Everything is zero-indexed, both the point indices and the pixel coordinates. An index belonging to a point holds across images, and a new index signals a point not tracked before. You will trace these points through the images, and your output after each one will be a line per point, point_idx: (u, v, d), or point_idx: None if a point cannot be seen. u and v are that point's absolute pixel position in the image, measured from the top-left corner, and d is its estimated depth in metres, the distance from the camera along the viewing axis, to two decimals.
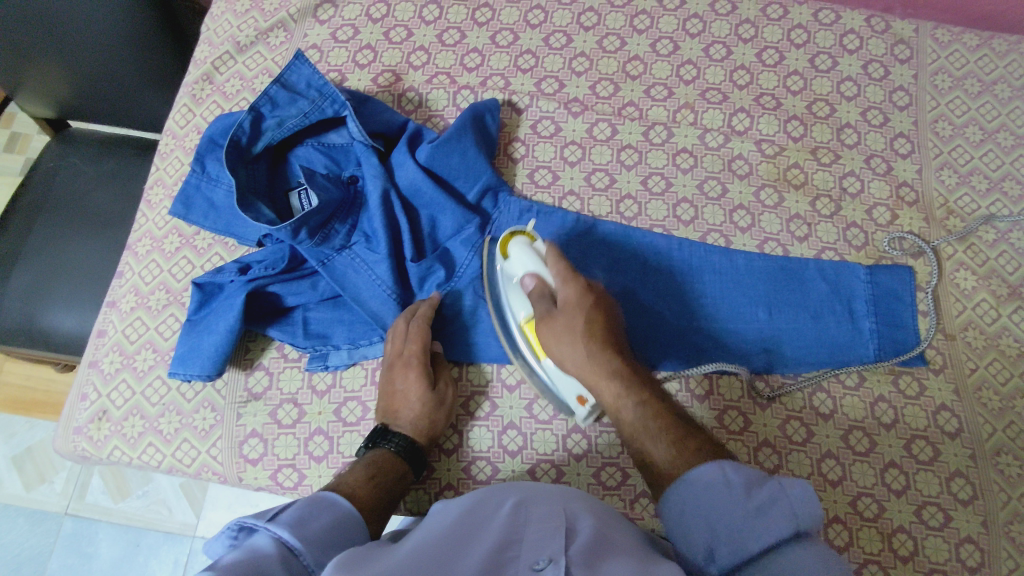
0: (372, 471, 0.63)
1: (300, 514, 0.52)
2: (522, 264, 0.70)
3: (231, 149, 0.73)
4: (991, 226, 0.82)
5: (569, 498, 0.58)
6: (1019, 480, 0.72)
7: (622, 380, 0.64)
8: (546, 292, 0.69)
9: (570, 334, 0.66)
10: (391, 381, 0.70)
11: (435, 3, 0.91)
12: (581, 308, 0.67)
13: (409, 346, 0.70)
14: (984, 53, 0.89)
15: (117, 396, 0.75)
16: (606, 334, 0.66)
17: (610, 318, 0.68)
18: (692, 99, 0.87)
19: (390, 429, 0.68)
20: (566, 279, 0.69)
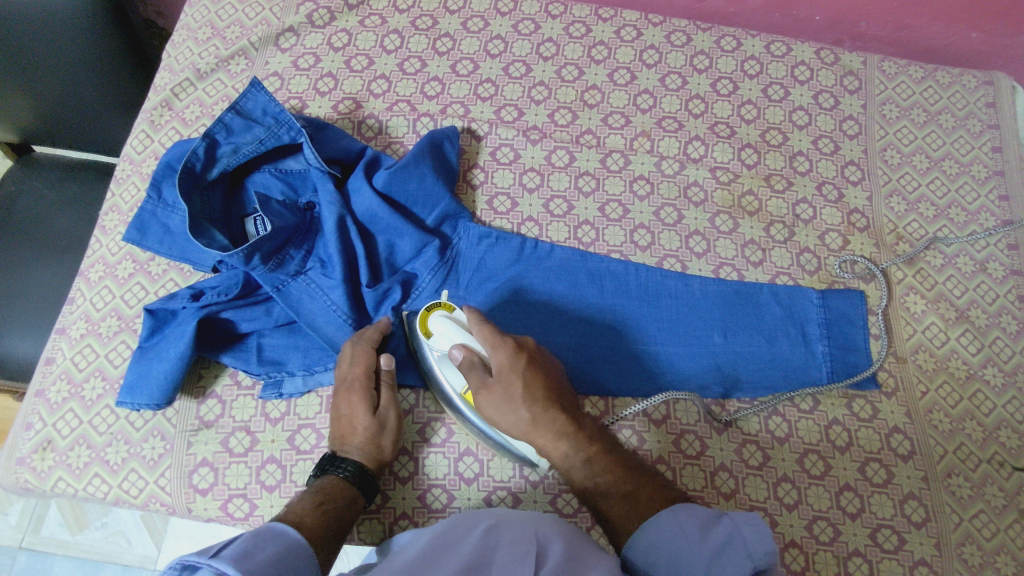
0: (320, 498, 0.62)
1: (245, 548, 0.51)
2: (449, 338, 0.68)
3: (184, 176, 0.72)
4: (938, 251, 0.84)
5: (542, 520, 0.57)
6: (970, 502, 0.72)
7: (567, 439, 0.64)
8: (477, 360, 0.66)
9: (507, 404, 0.65)
10: (337, 406, 0.70)
11: (397, 33, 0.93)
12: (515, 375, 0.65)
13: (353, 369, 0.70)
14: (928, 85, 0.92)
15: (63, 425, 0.73)
16: (543, 393, 0.65)
17: (545, 376, 0.66)
18: (649, 127, 0.89)
19: (341, 455, 0.68)
20: (495, 345, 0.65)
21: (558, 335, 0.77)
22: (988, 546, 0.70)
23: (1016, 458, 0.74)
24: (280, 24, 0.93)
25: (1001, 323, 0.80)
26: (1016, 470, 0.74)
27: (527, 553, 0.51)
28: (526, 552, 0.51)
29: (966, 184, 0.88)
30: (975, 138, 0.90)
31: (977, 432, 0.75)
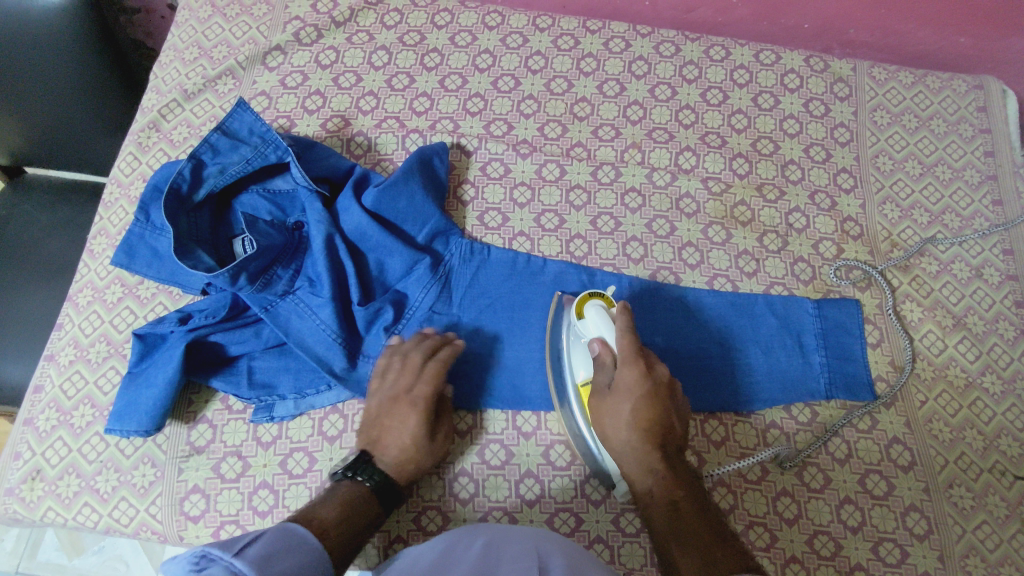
0: (345, 511, 0.61)
1: (269, 553, 0.50)
2: (596, 328, 0.68)
3: (170, 197, 0.72)
4: (933, 257, 0.83)
5: (538, 537, 0.57)
6: (972, 513, 0.71)
7: (653, 474, 0.62)
8: (608, 362, 0.67)
9: (615, 413, 0.65)
10: (390, 413, 0.68)
11: (385, 49, 0.92)
12: (634, 393, 0.65)
13: (418, 386, 0.69)
14: (919, 90, 0.92)
15: (52, 454, 0.72)
16: (654, 419, 0.64)
17: (663, 407, 0.65)
18: (639, 138, 0.89)
19: (374, 462, 0.66)
20: (627, 360, 0.65)
21: None
22: (991, 558, 0.69)
23: (1018, 466, 0.73)
24: (267, 42, 0.92)
25: (999, 329, 0.80)
26: (1018, 479, 0.73)
27: (530, 563, 0.51)
28: (531, 564, 0.51)
29: (959, 190, 0.87)
30: (967, 142, 0.89)
31: (977, 441, 0.75)
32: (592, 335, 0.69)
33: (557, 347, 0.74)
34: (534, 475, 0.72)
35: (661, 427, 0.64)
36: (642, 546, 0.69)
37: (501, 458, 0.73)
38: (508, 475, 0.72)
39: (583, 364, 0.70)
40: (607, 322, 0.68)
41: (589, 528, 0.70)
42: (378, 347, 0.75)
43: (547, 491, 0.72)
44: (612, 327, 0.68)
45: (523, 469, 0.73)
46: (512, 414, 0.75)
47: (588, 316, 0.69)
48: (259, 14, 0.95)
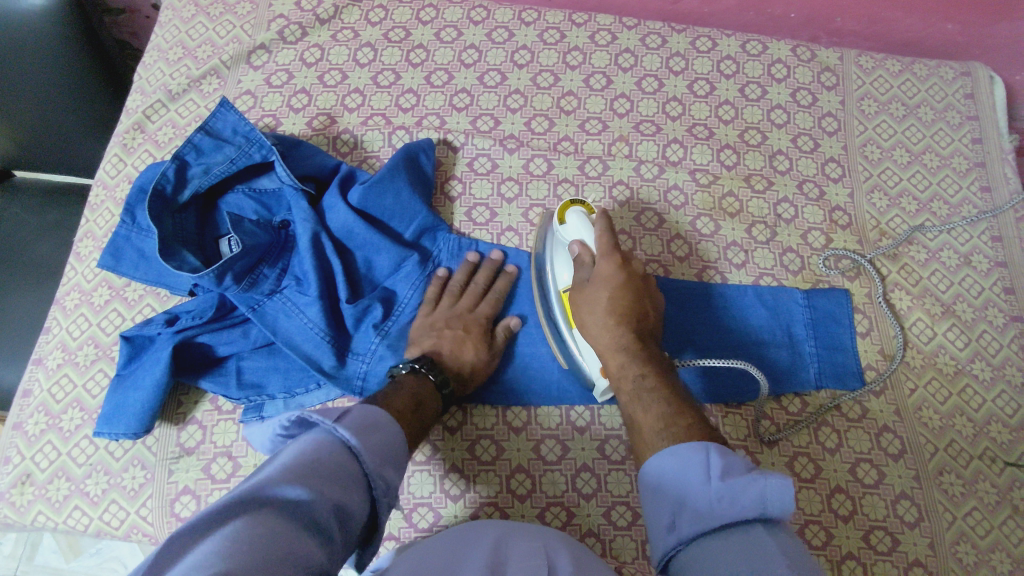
0: (416, 400, 0.64)
1: (365, 424, 0.53)
2: (576, 231, 0.71)
3: (154, 199, 0.72)
4: (922, 246, 0.83)
5: (547, 537, 0.57)
6: (962, 500, 0.71)
7: (626, 353, 0.62)
8: (586, 261, 0.69)
9: (592, 301, 0.66)
10: (452, 324, 0.73)
11: (369, 46, 0.92)
12: (610, 282, 0.66)
13: (481, 309, 0.76)
14: (906, 78, 0.92)
15: (41, 458, 0.72)
16: (628, 307, 0.65)
17: (637, 299, 0.66)
18: (626, 131, 0.88)
19: (436, 361, 0.70)
20: (605, 252, 0.67)
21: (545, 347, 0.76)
22: (982, 544, 0.70)
23: (1008, 453, 0.74)
24: (251, 41, 0.92)
25: (988, 316, 0.80)
26: (1008, 465, 0.73)
27: (539, 560, 0.51)
28: (540, 560, 0.51)
29: (947, 177, 0.87)
30: (954, 130, 0.89)
31: (967, 428, 0.75)
32: (572, 238, 0.71)
33: (542, 255, 0.76)
34: (525, 470, 0.72)
35: (638, 317, 0.65)
36: (633, 538, 0.69)
37: (492, 453, 0.73)
38: (499, 470, 0.72)
39: (565, 267, 0.72)
40: (586, 224, 0.70)
41: (581, 521, 0.70)
42: (367, 344, 0.75)
43: (538, 486, 0.72)
44: (591, 228, 0.70)
45: (514, 463, 0.73)
46: (501, 409, 0.75)
47: (569, 220, 0.72)
48: (243, 13, 0.94)
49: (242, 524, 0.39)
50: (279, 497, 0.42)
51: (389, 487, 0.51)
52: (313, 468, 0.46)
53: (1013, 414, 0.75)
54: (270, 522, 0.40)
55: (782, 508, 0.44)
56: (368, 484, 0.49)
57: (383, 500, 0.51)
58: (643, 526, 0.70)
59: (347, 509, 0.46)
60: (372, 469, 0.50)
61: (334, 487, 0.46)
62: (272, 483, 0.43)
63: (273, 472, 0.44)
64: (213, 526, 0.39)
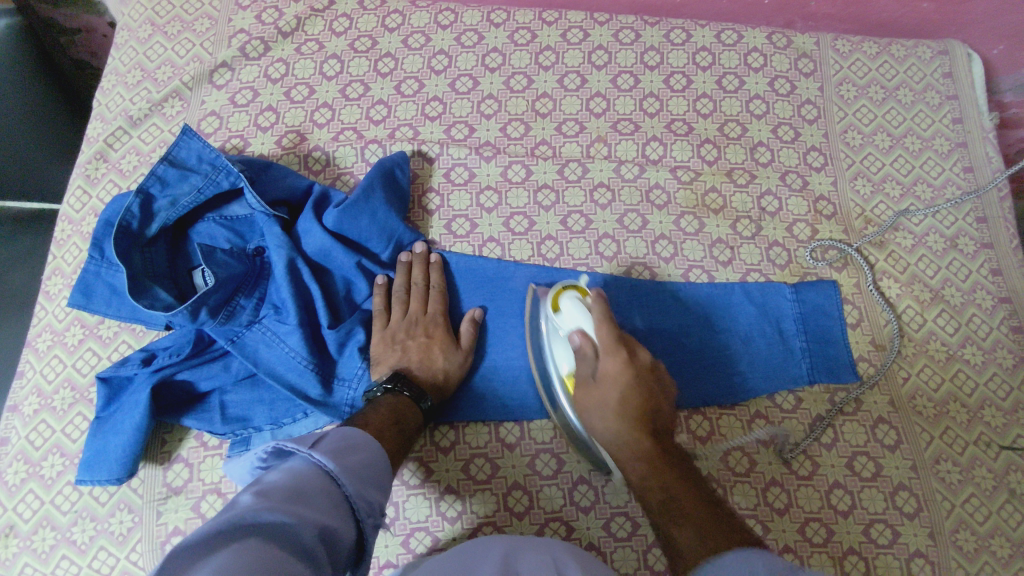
0: (395, 415, 0.65)
1: (341, 445, 0.54)
2: (573, 319, 0.66)
3: (120, 236, 0.69)
4: (908, 232, 0.83)
5: (554, 549, 0.56)
6: (960, 487, 0.71)
7: (647, 459, 0.61)
8: (589, 354, 0.65)
9: (602, 404, 0.65)
10: (414, 334, 0.73)
11: (336, 58, 0.89)
12: (619, 382, 0.64)
13: (432, 306, 0.75)
14: (883, 60, 0.90)
15: (24, 508, 0.70)
16: (639, 407, 0.63)
17: (648, 396, 0.64)
18: (604, 131, 0.87)
19: (409, 376, 0.70)
20: (609, 348, 0.64)
21: None
22: (981, 530, 0.70)
23: (1003, 436, 0.73)
24: (213, 59, 0.89)
25: (976, 299, 0.79)
26: (1004, 449, 0.73)
27: None
28: None
29: (930, 160, 0.86)
30: (935, 111, 0.88)
31: (961, 414, 0.74)
32: (570, 327, 0.66)
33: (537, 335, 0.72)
34: (522, 487, 0.71)
35: (651, 415, 0.64)
36: (634, 549, 0.68)
37: (486, 471, 0.72)
38: (495, 489, 0.71)
39: (564, 355, 0.68)
40: (583, 310, 0.66)
41: (581, 535, 0.69)
42: (352, 369, 0.73)
43: (536, 502, 0.71)
44: (588, 314, 0.66)
45: (510, 481, 0.71)
46: (494, 426, 0.74)
47: (563, 308, 0.67)
48: (202, 30, 0.91)
49: (230, 547, 0.38)
50: (263, 521, 0.42)
51: (373, 507, 0.51)
52: (291, 490, 0.46)
53: (1006, 396, 0.75)
54: (255, 546, 0.39)
55: None
56: (350, 505, 0.49)
57: (369, 521, 0.50)
58: (644, 536, 0.69)
59: (332, 530, 0.45)
60: (352, 491, 0.50)
61: (316, 508, 0.46)
62: (255, 508, 0.43)
63: (254, 498, 0.44)
64: (200, 550, 0.38)
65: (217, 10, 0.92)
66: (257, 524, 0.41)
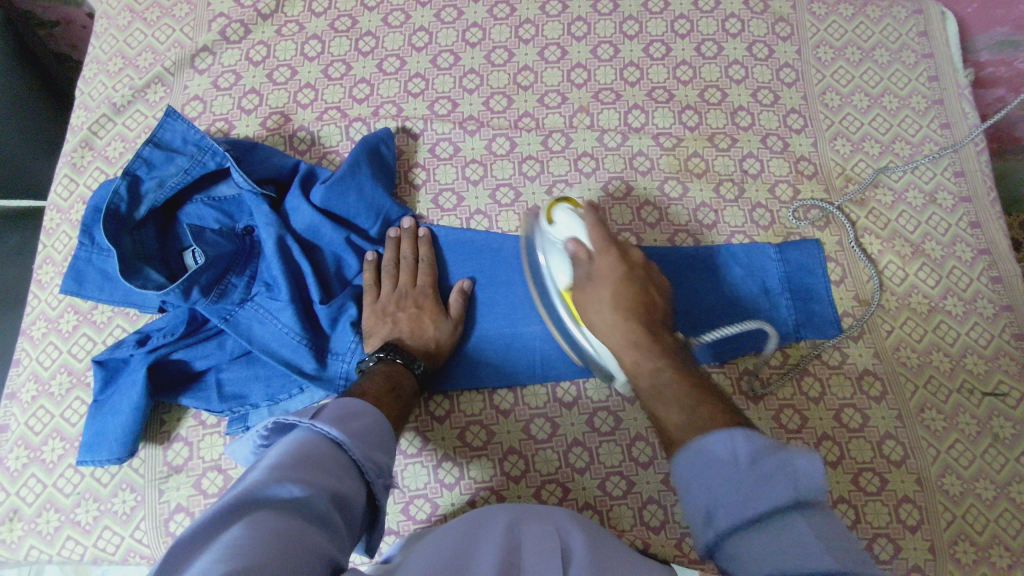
0: (391, 383, 0.66)
1: (341, 415, 0.54)
2: (568, 229, 0.68)
3: (109, 218, 0.70)
4: (887, 189, 0.84)
5: (559, 517, 0.58)
6: (945, 434, 0.73)
7: (638, 349, 0.64)
8: (583, 260, 0.67)
9: (598, 301, 0.66)
10: (404, 305, 0.73)
11: (316, 39, 0.89)
12: (612, 278, 0.67)
13: (421, 279, 0.75)
14: (859, 21, 0.92)
15: (27, 492, 0.71)
16: (632, 302, 0.66)
17: (640, 293, 0.67)
18: (586, 102, 0.87)
19: (400, 346, 0.71)
20: (602, 249, 0.67)
21: (525, 327, 0.76)
22: (966, 474, 0.71)
23: (985, 383, 0.75)
24: (193, 44, 0.89)
25: (956, 252, 0.81)
26: (986, 395, 0.75)
27: (552, 545, 0.51)
28: (553, 546, 0.51)
29: (907, 117, 0.87)
30: (911, 69, 0.89)
31: (944, 363, 0.76)
32: (564, 238, 0.68)
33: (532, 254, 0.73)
34: (518, 451, 0.72)
35: (644, 310, 0.66)
36: (630, 507, 0.70)
37: (482, 438, 0.73)
38: (491, 455, 0.72)
39: (561, 267, 0.69)
40: (575, 218, 0.68)
41: (577, 495, 0.71)
42: (346, 343, 0.74)
43: (532, 465, 0.72)
44: (579, 222, 0.68)
45: (506, 446, 0.73)
46: (488, 393, 0.75)
47: (558, 219, 0.69)
48: (181, 15, 0.91)
49: (243, 524, 0.39)
50: (274, 494, 0.42)
51: (381, 469, 0.52)
52: (300, 460, 0.46)
53: (987, 344, 0.77)
54: (270, 522, 0.40)
55: (814, 485, 0.47)
56: (359, 470, 0.49)
57: (378, 482, 0.51)
58: (639, 493, 0.71)
59: (343, 495, 0.46)
60: (359, 455, 0.50)
61: (327, 476, 0.46)
62: (266, 482, 0.43)
63: (264, 473, 0.44)
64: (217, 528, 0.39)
65: None
66: (268, 498, 0.42)
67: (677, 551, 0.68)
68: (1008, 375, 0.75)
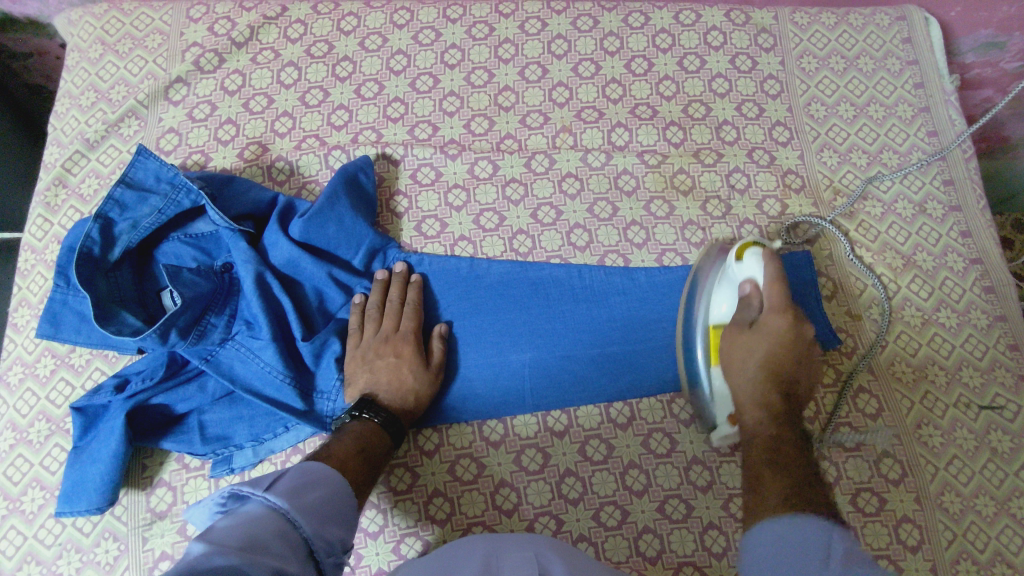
0: (361, 443, 0.64)
1: (298, 483, 0.53)
2: (750, 272, 0.66)
3: (82, 262, 0.68)
4: (877, 200, 0.83)
5: (536, 544, 0.56)
6: (942, 450, 0.72)
7: (766, 412, 0.62)
8: (752, 301, 0.65)
9: (747, 351, 0.64)
10: (384, 353, 0.71)
11: (293, 65, 0.88)
12: (774, 337, 0.63)
13: (406, 323, 0.73)
14: (842, 30, 0.90)
15: (7, 545, 0.69)
16: (781, 367, 0.63)
17: (793, 360, 0.64)
18: (568, 121, 0.86)
19: (376, 400, 0.69)
20: (779, 309, 0.64)
21: (514, 360, 0.75)
22: (966, 491, 0.70)
23: (981, 397, 0.74)
24: (167, 75, 0.88)
25: (948, 263, 0.80)
26: (983, 410, 0.73)
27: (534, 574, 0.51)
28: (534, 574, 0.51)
29: (894, 127, 0.86)
30: (896, 77, 0.88)
31: (939, 377, 0.75)
32: (744, 277, 0.67)
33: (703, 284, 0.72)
34: (508, 484, 0.71)
35: (790, 377, 0.63)
36: (625, 537, 0.69)
37: (473, 471, 0.72)
38: (482, 488, 0.71)
39: (726, 299, 0.68)
40: (760, 265, 0.65)
41: (571, 528, 0.70)
42: (330, 380, 0.72)
43: (523, 499, 0.71)
44: (765, 269, 0.65)
45: (497, 479, 0.71)
46: (477, 425, 0.74)
47: (748, 256, 0.66)
48: (154, 45, 0.90)
49: None
50: (218, 565, 0.41)
51: (333, 546, 0.51)
52: (243, 537, 0.45)
53: (982, 356, 0.75)
54: None
55: None
56: (308, 546, 0.49)
57: (329, 560, 0.50)
58: (634, 523, 0.69)
59: (288, 573, 0.45)
60: (310, 531, 0.50)
61: (273, 554, 0.45)
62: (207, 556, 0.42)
63: (205, 547, 0.43)
64: None
65: (168, 24, 0.91)
66: (211, 568, 0.41)
67: None
68: (1004, 388, 0.74)
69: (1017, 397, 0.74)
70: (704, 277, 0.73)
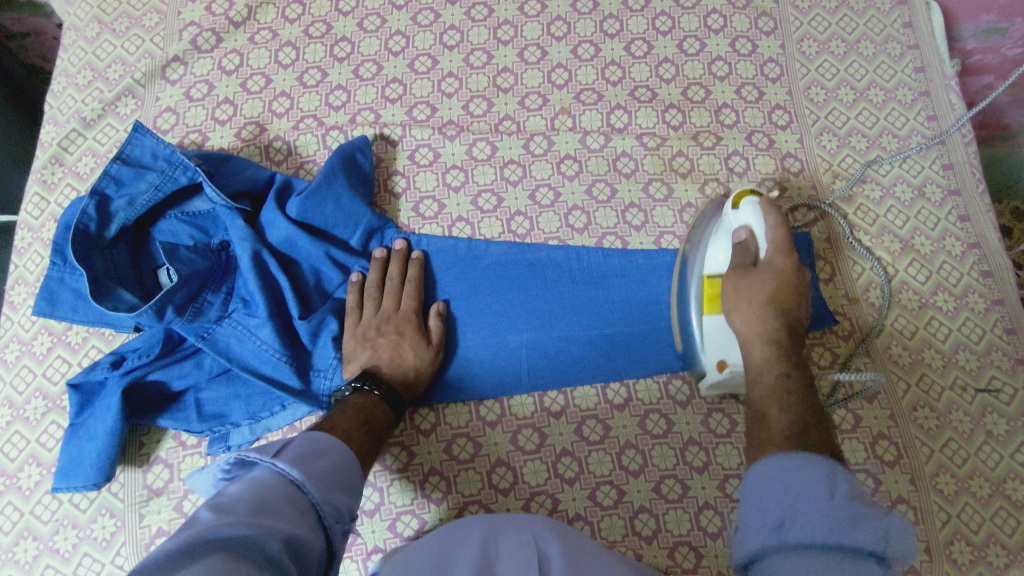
0: (364, 416, 0.64)
1: (304, 452, 0.53)
2: (745, 219, 0.68)
3: (78, 239, 0.68)
4: (876, 184, 0.83)
5: (536, 525, 0.56)
6: (938, 432, 0.72)
7: (772, 348, 0.61)
8: (750, 248, 0.67)
9: (747, 291, 0.64)
10: (384, 331, 0.71)
11: (291, 45, 0.88)
12: (775, 277, 0.64)
13: (406, 303, 0.73)
14: (843, 14, 0.90)
15: (5, 521, 0.69)
16: (781, 308, 0.63)
17: (793, 302, 0.64)
18: (567, 103, 0.86)
19: (378, 374, 0.69)
20: (777, 249, 0.65)
21: (513, 341, 0.75)
22: (961, 473, 0.70)
23: (978, 380, 0.74)
24: (164, 55, 0.87)
25: (946, 247, 0.79)
26: (979, 393, 0.73)
27: (530, 558, 0.50)
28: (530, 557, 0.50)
29: (894, 111, 0.86)
30: (896, 61, 0.88)
31: (936, 360, 0.75)
32: (740, 225, 0.68)
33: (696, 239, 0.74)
34: (505, 463, 0.71)
35: (792, 316, 0.64)
36: (620, 516, 0.69)
37: (470, 451, 0.72)
38: (479, 467, 0.71)
39: (722, 247, 0.69)
40: (757, 213, 0.67)
41: (567, 507, 0.70)
42: (327, 359, 0.72)
43: (519, 478, 0.71)
44: (762, 215, 0.67)
45: (493, 458, 0.71)
46: (473, 405, 0.74)
47: (744, 204, 0.69)
48: (151, 25, 0.89)
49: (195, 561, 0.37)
50: (228, 533, 0.41)
51: (341, 512, 0.51)
52: (253, 504, 0.45)
53: (979, 340, 0.76)
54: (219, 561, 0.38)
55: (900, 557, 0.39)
56: (317, 513, 0.49)
57: (337, 527, 0.50)
58: (630, 502, 0.69)
59: (298, 537, 0.45)
60: (318, 498, 0.50)
61: (283, 519, 0.45)
62: (217, 523, 0.42)
63: (214, 515, 0.43)
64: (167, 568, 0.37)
65: (166, 3, 0.90)
66: (223, 535, 0.41)
67: (670, 561, 0.67)
68: (1000, 371, 0.74)
69: (1014, 380, 0.74)
70: (701, 228, 0.74)
